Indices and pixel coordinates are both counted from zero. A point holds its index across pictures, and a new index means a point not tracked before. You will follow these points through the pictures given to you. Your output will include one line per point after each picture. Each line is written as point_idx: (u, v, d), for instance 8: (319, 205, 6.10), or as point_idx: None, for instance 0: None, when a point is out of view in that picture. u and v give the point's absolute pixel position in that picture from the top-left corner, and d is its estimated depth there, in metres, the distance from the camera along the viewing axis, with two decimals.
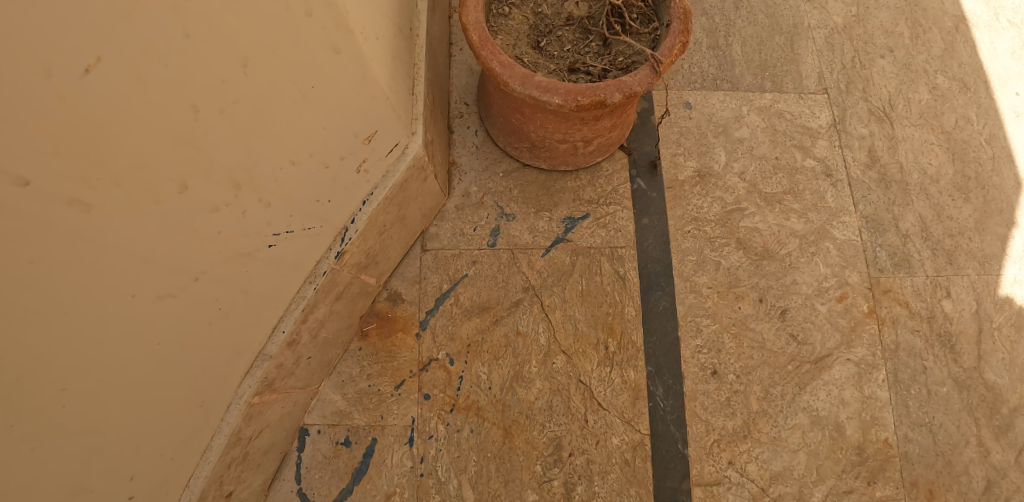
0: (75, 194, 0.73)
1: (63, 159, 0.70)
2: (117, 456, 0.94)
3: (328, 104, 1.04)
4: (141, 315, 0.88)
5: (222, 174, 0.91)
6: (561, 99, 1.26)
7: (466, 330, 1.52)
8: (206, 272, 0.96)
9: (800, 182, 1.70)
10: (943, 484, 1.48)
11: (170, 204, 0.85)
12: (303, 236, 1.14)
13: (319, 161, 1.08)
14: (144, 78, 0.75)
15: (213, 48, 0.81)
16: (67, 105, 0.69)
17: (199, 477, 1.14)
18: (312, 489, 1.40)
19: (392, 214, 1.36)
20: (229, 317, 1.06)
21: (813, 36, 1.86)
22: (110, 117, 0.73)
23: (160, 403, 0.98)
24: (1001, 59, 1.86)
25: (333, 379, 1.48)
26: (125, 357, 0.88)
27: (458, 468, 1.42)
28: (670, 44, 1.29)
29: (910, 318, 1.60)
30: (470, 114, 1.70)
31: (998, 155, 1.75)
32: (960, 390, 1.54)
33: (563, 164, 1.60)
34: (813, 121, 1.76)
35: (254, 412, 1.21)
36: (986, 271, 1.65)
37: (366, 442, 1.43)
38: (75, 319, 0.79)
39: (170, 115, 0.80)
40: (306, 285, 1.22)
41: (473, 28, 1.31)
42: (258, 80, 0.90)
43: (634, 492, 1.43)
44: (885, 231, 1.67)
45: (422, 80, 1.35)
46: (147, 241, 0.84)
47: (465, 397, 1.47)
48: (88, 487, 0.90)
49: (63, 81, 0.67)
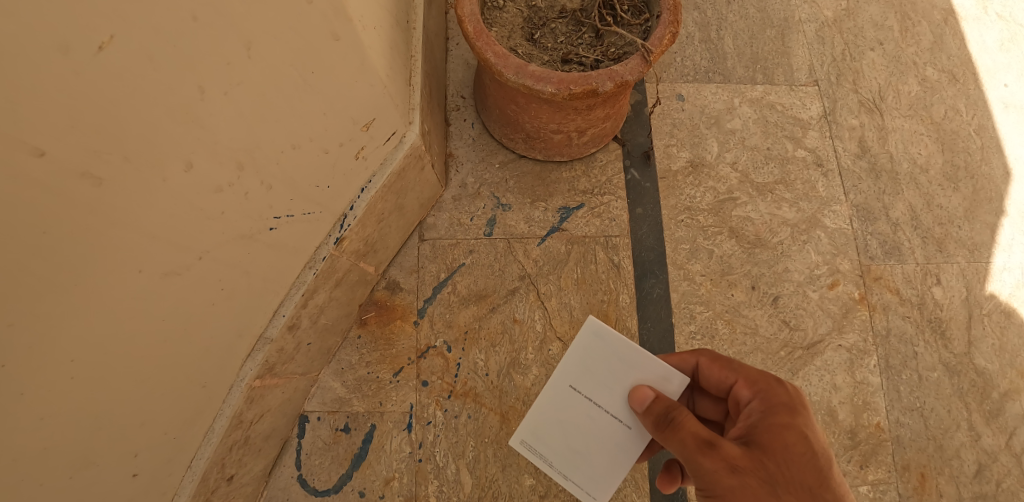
0: (88, 168, 0.76)
1: (77, 133, 0.74)
2: (122, 432, 0.97)
3: (327, 90, 1.07)
4: (147, 292, 0.91)
5: (226, 155, 0.94)
6: (554, 88, 1.29)
7: (464, 318, 1.54)
8: (209, 252, 0.99)
9: (791, 172, 1.72)
10: (934, 468, 1.50)
11: (176, 183, 0.88)
12: (302, 220, 1.17)
13: (320, 146, 1.11)
14: (154, 57, 0.78)
15: (219, 31, 0.84)
16: (82, 81, 0.72)
17: (202, 457, 1.17)
18: (312, 475, 1.43)
19: (390, 203, 1.38)
20: (232, 298, 1.08)
21: (803, 30, 1.88)
22: (122, 95, 0.77)
23: (165, 380, 1.01)
24: (989, 51, 1.89)
25: (333, 366, 1.50)
26: (132, 333, 0.91)
27: (456, 454, 1.45)
28: (660, 34, 1.31)
29: (900, 305, 1.62)
30: (467, 107, 1.73)
31: (987, 146, 1.78)
32: (950, 376, 1.57)
33: (558, 155, 1.63)
34: (804, 112, 1.79)
35: (255, 395, 1.24)
36: (975, 259, 1.67)
37: (365, 428, 1.46)
38: (85, 291, 0.82)
39: (179, 94, 0.83)
40: (305, 270, 1.25)
41: (468, 20, 1.33)
42: (260, 64, 0.92)
43: (630, 476, 1.45)
44: (875, 220, 1.70)
45: (418, 71, 1.38)
46: (155, 219, 0.87)
47: (462, 384, 1.49)
48: (93, 460, 0.93)
49: (79, 58, 0.71)
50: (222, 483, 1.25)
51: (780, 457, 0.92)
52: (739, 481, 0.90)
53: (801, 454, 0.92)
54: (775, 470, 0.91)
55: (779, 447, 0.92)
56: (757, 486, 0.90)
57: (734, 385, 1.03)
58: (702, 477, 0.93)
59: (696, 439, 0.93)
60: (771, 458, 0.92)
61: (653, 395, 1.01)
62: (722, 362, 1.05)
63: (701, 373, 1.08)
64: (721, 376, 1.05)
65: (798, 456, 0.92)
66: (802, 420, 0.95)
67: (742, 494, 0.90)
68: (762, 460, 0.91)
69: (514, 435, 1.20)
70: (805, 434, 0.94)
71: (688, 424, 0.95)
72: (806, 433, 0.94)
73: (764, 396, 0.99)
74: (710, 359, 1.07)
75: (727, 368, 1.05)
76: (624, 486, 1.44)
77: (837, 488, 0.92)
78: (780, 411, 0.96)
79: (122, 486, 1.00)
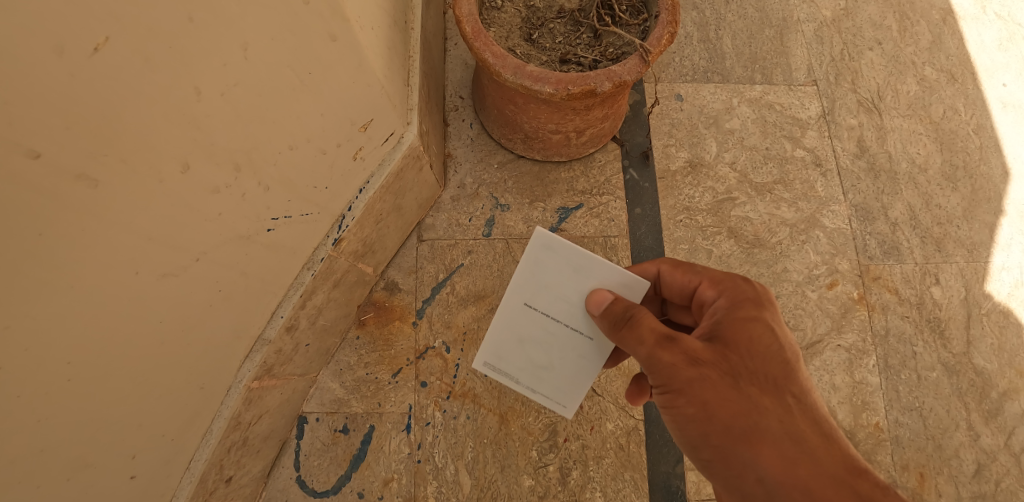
0: (84, 170, 0.76)
1: (72, 134, 0.74)
2: (119, 434, 0.96)
3: (325, 90, 1.06)
4: (144, 294, 0.91)
5: (223, 156, 0.94)
6: (552, 88, 1.29)
7: (463, 318, 1.54)
8: (206, 253, 0.99)
9: (790, 172, 1.72)
10: (933, 468, 1.50)
11: (173, 184, 0.88)
12: (300, 221, 1.16)
13: (318, 147, 1.11)
14: (150, 58, 0.78)
15: (215, 32, 0.84)
16: (77, 83, 0.72)
17: (200, 459, 1.16)
18: (311, 476, 1.43)
19: (388, 203, 1.38)
20: (229, 300, 1.08)
21: (802, 29, 1.88)
22: (117, 96, 0.77)
23: (162, 382, 1.01)
24: (988, 51, 1.88)
25: (331, 367, 1.50)
26: (128, 335, 0.91)
27: (455, 454, 1.45)
28: (658, 34, 1.31)
29: (899, 305, 1.62)
30: (465, 107, 1.73)
31: (985, 145, 1.78)
32: (949, 375, 1.57)
33: (556, 155, 1.63)
34: (803, 112, 1.79)
35: (253, 397, 1.24)
36: (974, 258, 1.67)
37: (364, 429, 1.46)
38: (81, 293, 0.82)
39: (175, 96, 0.83)
40: (304, 271, 1.25)
41: (466, 20, 1.33)
42: (257, 64, 0.92)
43: (629, 477, 1.45)
44: (874, 219, 1.70)
45: (416, 72, 1.38)
46: (152, 221, 0.87)
47: (461, 384, 1.49)
48: (90, 462, 0.93)
49: (73, 59, 0.71)
50: (220, 484, 1.25)
51: (744, 349, 0.92)
52: (699, 372, 0.90)
53: (766, 346, 0.92)
54: (737, 361, 0.91)
55: (744, 339, 0.92)
56: (716, 377, 0.90)
57: (698, 288, 1.03)
58: (661, 371, 0.92)
59: (654, 334, 0.93)
60: (734, 351, 0.92)
61: (611, 297, 1.00)
62: (685, 267, 1.04)
63: (663, 280, 1.07)
64: (684, 281, 1.04)
65: (763, 347, 0.92)
66: (768, 313, 0.95)
67: (701, 385, 0.90)
68: (723, 352, 0.92)
69: (476, 357, 1.20)
70: (770, 326, 0.94)
71: (646, 320, 0.95)
72: (772, 325, 0.94)
73: (730, 294, 0.98)
74: (671, 265, 1.06)
75: (690, 273, 1.04)
76: (623, 486, 1.44)
77: (799, 379, 0.93)
78: (746, 305, 0.96)
79: (119, 488, 1.00)
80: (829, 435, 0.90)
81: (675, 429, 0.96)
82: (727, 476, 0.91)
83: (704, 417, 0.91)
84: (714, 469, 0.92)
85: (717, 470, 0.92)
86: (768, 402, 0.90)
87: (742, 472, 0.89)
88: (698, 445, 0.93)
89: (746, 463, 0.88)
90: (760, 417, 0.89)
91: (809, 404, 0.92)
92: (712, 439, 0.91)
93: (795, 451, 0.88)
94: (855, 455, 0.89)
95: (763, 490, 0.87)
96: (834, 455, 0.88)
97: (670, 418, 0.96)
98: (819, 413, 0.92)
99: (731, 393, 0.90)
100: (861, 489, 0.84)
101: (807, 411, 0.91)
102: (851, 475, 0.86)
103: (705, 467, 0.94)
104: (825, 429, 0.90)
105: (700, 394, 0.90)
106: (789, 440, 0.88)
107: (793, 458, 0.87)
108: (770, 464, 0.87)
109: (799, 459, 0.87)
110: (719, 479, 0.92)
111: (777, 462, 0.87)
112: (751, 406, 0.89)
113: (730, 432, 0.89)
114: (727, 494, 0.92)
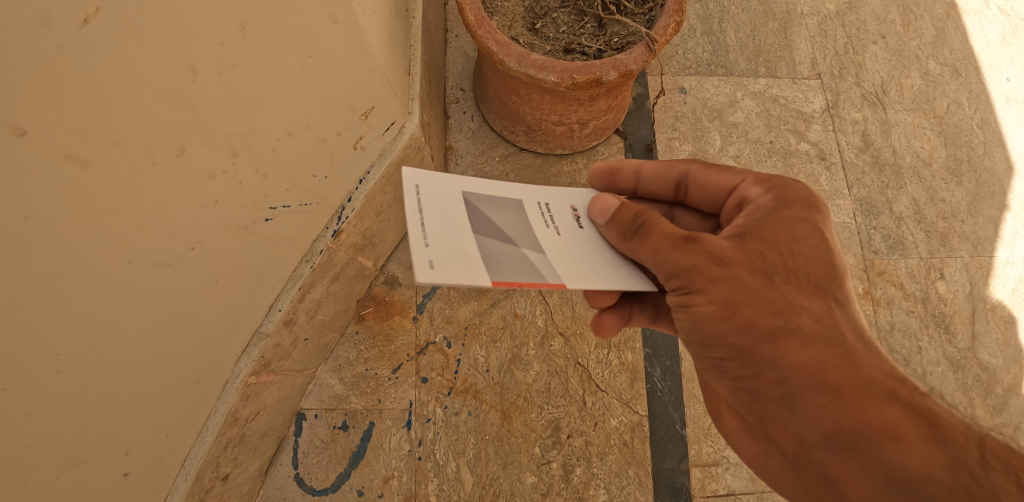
0: (72, 149, 0.74)
1: (59, 111, 0.72)
2: (110, 430, 0.93)
3: (324, 75, 1.03)
4: (137, 283, 0.88)
5: (219, 141, 0.91)
6: (556, 77, 1.26)
7: (463, 314, 1.53)
8: (201, 242, 0.96)
9: (795, 165, 1.71)
10: None
11: (167, 169, 0.85)
12: (300, 212, 1.14)
13: (317, 134, 1.08)
14: (141, 32, 0.75)
15: (211, 8, 0.81)
16: (65, 56, 0.70)
17: (195, 457, 1.13)
18: (309, 474, 1.39)
19: (388, 195, 1.35)
20: (225, 291, 1.05)
21: (806, 22, 1.87)
22: (109, 73, 0.74)
23: (156, 375, 0.98)
24: (991, 46, 1.87)
25: (330, 363, 1.47)
26: (120, 325, 0.89)
27: (456, 452, 1.41)
28: (664, 23, 1.28)
29: (904, 300, 1.60)
30: (466, 100, 1.71)
31: (989, 140, 1.77)
32: (955, 371, 1.54)
33: (559, 147, 1.61)
34: (807, 105, 1.78)
35: (250, 393, 1.21)
36: (979, 253, 1.66)
37: (363, 426, 1.43)
38: (68, 283, 0.79)
39: (169, 74, 0.80)
40: (302, 263, 1.22)
41: (469, 7, 1.30)
42: (254, 46, 0.89)
43: (633, 474, 1.42)
44: (878, 214, 1.68)
45: (417, 61, 1.35)
46: (145, 205, 0.85)
47: (463, 381, 1.47)
48: (78, 460, 0.89)
49: (62, 31, 0.69)
50: (217, 483, 1.22)
51: (783, 247, 0.88)
52: (726, 272, 0.87)
53: (810, 247, 0.89)
54: (773, 260, 0.87)
55: (784, 238, 0.89)
56: (746, 276, 0.86)
57: (739, 187, 0.99)
58: (682, 269, 0.89)
59: (672, 238, 0.90)
60: (771, 248, 0.88)
61: (617, 204, 0.99)
62: (724, 170, 1.01)
63: (696, 182, 1.05)
64: (722, 181, 1.01)
65: (805, 248, 0.89)
66: (816, 216, 0.91)
67: (729, 284, 0.86)
68: (755, 250, 0.88)
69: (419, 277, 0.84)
70: (818, 228, 0.90)
71: (660, 227, 0.92)
72: (820, 227, 0.90)
73: (776, 193, 0.94)
74: (708, 169, 1.03)
75: (730, 174, 1.01)
76: (627, 483, 1.42)
77: (842, 285, 0.89)
78: (794, 205, 0.92)
79: (110, 487, 0.97)
80: (868, 341, 0.86)
81: (689, 326, 0.92)
82: (742, 375, 0.88)
83: (726, 314, 0.87)
84: (727, 368, 0.90)
85: (732, 369, 0.90)
86: (805, 303, 0.86)
87: (762, 371, 0.86)
88: (714, 344, 0.90)
89: (768, 362, 0.85)
90: (794, 317, 0.85)
91: (848, 311, 0.88)
92: (731, 337, 0.87)
93: (828, 354, 0.83)
94: (892, 364, 0.85)
95: (784, 391, 0.84)
96: (873, 362, 0.83)
97: (685, 317, 0.92)
98: (859, 321, 0.88)
99: (761, 291, 0.86)
100: (900, 394, 0.80)
101: (846, 318, 0.87)
102: (892, 381, 0.82)
103: (716, 367, 0.92)
104: (864, 338, 0.86)
105: (726, 291, 0.86)
106: (823, 343, 0.84)
107: (824, 362, 0.83)
108: (794, 367, 0.84)
109: (831, 361, 0.83)
110: (730, 378, 0.91)
111: (804, 366, 0.83)
112: (783, 304, 0.85)
113: (753, 329, 0.85)
114: (739, 395, 0.91)
